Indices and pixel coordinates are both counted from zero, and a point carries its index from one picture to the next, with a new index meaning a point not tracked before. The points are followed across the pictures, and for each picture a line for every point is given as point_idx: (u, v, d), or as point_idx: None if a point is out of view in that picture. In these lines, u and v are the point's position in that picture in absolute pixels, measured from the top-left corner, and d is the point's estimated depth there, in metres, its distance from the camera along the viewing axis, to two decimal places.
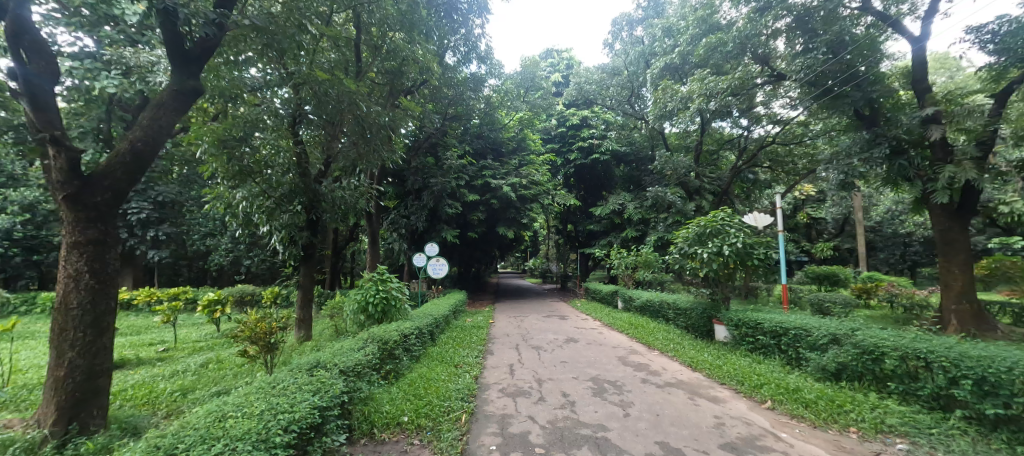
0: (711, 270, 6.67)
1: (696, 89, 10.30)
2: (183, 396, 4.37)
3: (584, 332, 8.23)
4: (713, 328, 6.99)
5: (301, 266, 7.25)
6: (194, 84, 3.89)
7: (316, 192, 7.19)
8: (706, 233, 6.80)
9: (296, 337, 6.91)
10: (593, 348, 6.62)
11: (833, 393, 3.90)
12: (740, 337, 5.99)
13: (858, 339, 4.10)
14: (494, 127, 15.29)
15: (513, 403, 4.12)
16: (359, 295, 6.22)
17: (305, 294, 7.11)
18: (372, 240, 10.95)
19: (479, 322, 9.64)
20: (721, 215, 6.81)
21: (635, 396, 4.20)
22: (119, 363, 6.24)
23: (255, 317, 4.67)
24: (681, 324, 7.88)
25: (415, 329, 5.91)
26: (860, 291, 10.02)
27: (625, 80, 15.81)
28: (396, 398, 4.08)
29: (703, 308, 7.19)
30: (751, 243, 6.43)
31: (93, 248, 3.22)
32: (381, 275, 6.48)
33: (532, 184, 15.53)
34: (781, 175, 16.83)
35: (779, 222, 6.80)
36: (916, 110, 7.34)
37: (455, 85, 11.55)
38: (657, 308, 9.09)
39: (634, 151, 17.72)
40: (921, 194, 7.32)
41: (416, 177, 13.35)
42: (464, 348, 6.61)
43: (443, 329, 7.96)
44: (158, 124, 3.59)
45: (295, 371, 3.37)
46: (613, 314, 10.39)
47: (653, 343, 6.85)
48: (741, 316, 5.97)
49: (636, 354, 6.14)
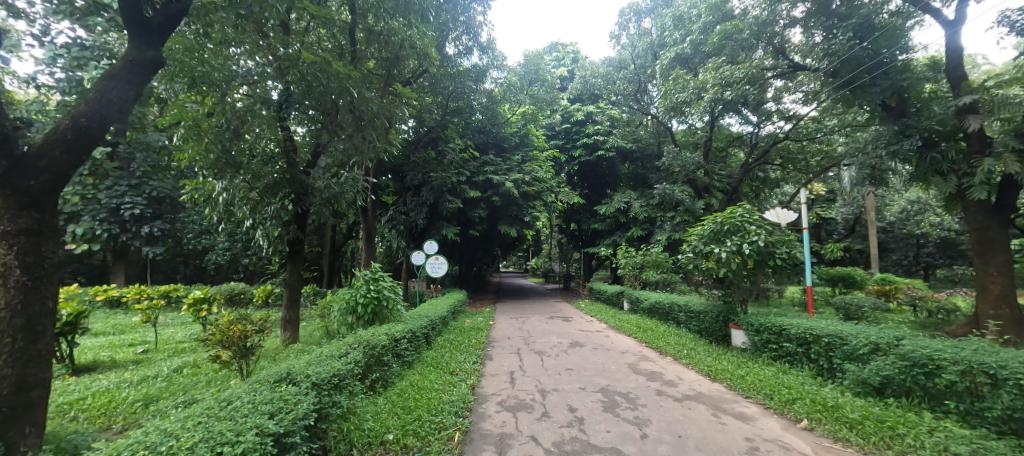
0: (729, 271, 6.18)
1: (710, 80, 9.71)
2: (145, 408, 3.91)
3: (590, 335, 7.74)
4: (730, 332, 6.49)
5: (286, 263, 6.73)
6: (153, 54, 3.41)
7: (304, 185, 6.72)
8: (724, 231, 6.29)
9: (282, 339, 6.41)
10: (600, 353, 6.14)
11: (880, 413, 3.41)
12: (762, 344, 5.50)
13: (907, 349, 3.61)
14: (496, 121, 14.84)
15: (513, 419, 3.64)
16: (348, 294, 5.75)
17: (291, 293, 6.58)
18: (367, 237, 10.49)
19: (479, 323, 9.18)
20: (741, 211, 6.30)
21: (651, 412, 3.73)
22: (89, 367, 5.77)
23: (228, 318, 4.21)
24: (693, 328, 7.37)
25: (407, 332, 5.45)
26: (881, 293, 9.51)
27: (632, 73, 15.26)
28: (380, 412, 3.60)
29: (719, 311, 6.69)
30: (773, 242, 5.91)
31: (27, 239, 2.78)
32: (373, 274, 5.98)
33: (535, 181, 15.07)
34: (792, 173, 16.30)
35: (803, 219, 6.28)
36: (950, 99, 6.82)
37: (455, 77, 11.13)
38: (666, 310, 8.60)
39: (640, 147, 17.24)
40: (956, 190, 6.80)
41: (416, 172, 12.90)
42: (462, 352, 6.14)
43: (440, 332, 7.48)
44: (107, 98, 3.13)
45: (263, 385, 2.92)
46: (619, 317, 9.88)
47: (664, 349, 6.36)
48: (762, 320, 5.49)
49: (647, 361, 5.66)
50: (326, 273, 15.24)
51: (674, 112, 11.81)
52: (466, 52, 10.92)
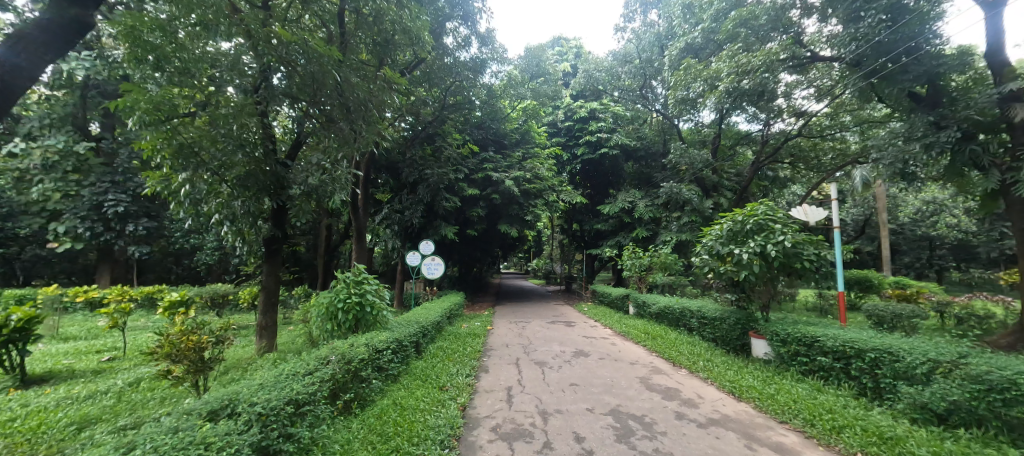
0: (751, 275, 5.59)
1: (724, 69, 9.16)
2: (78, 433, 3.33)
3: (595, 342, 7.15)
4: (749, 342, 5.91)
5: (263, 264, 6.15)
6: (79, 14, 2.81)
7: (282, 178, 6.12)
8: (745, 230, 5.70)
9: (256, 347, 5.85)
10: (607, 365, 5.57)
11: (953, 449, 2.84)
12: (789, 356, 4.91)
13: (981, 370, 3.04)
14: (496, 117, 14.25)
15: (509, 452, 3.06)
16: (327, 299, 5.19)
17: (268, 297, 6.01)
18: (359, 237, 9.91)
19: (476, 328, 8.59)
20: (764, 206, 5.73)
21: (674, 443, 3.16)
22: (41, 379, 5.20)
23: (182, 328, 3.64)
24: (708, 336, 6.77)
25: (393, 341, 4.88)
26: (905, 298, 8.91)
27: (637, 68, 14.84)
28: (351, 442, 3.03)
29: (737, 319, 6.08)
30: (801, 241, 5.33)
31: None
32: (356, 276, 5.41)
33: (536, 179, 14.50)
34: (803, 172, 15.67)
35: (833, 217, 5.68)
36: (992, 87, 6.25)
37: (453, 68, 10.60)
38: (676, 316, 7.99)
39: (646, 145, 16.67)
40: (998, 186, 6.22)
41: (411, 170, 12.35)
42: (455, 363, 5.56)
43: (432, 339, 6.90)
44: (12, 63, 2.60)
45: (196, 418, 2.34)
46: (625, 322, 9.28)
47: (677, 359, 5.79)
48: (789, 330, 4.91)
49: (660, 374, 5.09)
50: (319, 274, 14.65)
51: (683, 106, 11.25)
52: (464, 44, 10.54)
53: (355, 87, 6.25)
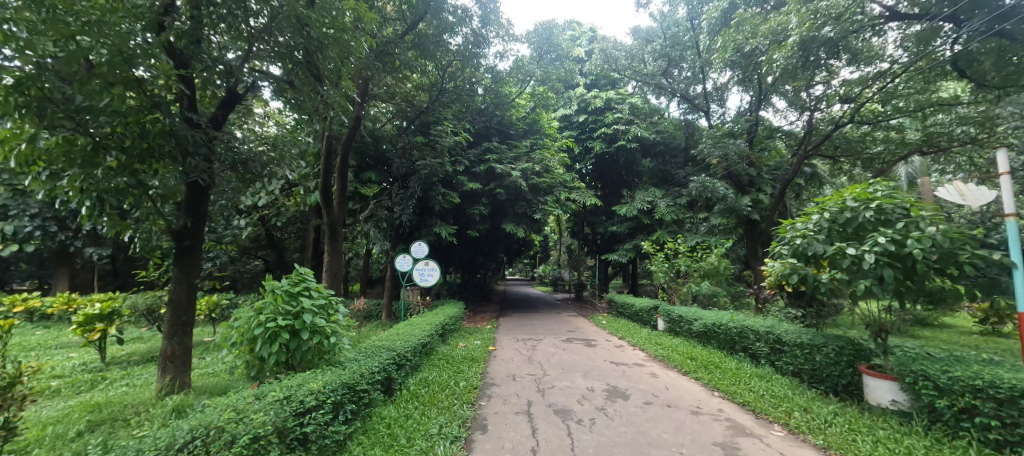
0: (872, 286, 3.84)
1: (794, 17, 7.46)
2: None
3: (630, 373, 5.42)
4: (858, 380, 4.14)
5: (174, 267, 4.37)
6: None
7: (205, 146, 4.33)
8: (860, 221, 3.96)
9: (158, 384, 4.18)
10: (660, 415, 3.84)
11: None
12: (954, 416, 3.17)
13: None
14: (499, 103, 12.48)
15: None
16: (243, 323, 3.48)
17: (179, 315, 4.29)
18: (334, 235, 8.19)
19: (474, 349, 6.86)
20: (882, 188, 4.05)
21: None
22: None
23: None
24: (784, 367, 5.01)
25: (343, 385, 3.18)
26: (983, 311, 8.01)
27: (664, 45, 13.15)
28: None
29: (840, 349, 4.32)
30: (956, 236, 3.58)
31: None
32: (294, 285, 3.69)
33: (546, 173, 12.87)
34: (846, 167, 13.74)
35: (1009, 200, 3.81)
36: None
37: (450, 38, 8.83)
38: (730, 336, 6.20)
39: (666, 139, 14.95)
40: None
41: (402, 161, 10.63)
42: (438, 410, 3.81)
43: (415, 367, 5.17)
44: None
45: None
46: (658, 341, 7.50)
47: (761, 406, 4.01)
48: (957, 374, 3.14)
49: (748, 437, 3.37)
50: (309, 255, 12.39)
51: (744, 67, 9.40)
52: (466, 16, 8.73)
53: (306, 22, 4.48)
